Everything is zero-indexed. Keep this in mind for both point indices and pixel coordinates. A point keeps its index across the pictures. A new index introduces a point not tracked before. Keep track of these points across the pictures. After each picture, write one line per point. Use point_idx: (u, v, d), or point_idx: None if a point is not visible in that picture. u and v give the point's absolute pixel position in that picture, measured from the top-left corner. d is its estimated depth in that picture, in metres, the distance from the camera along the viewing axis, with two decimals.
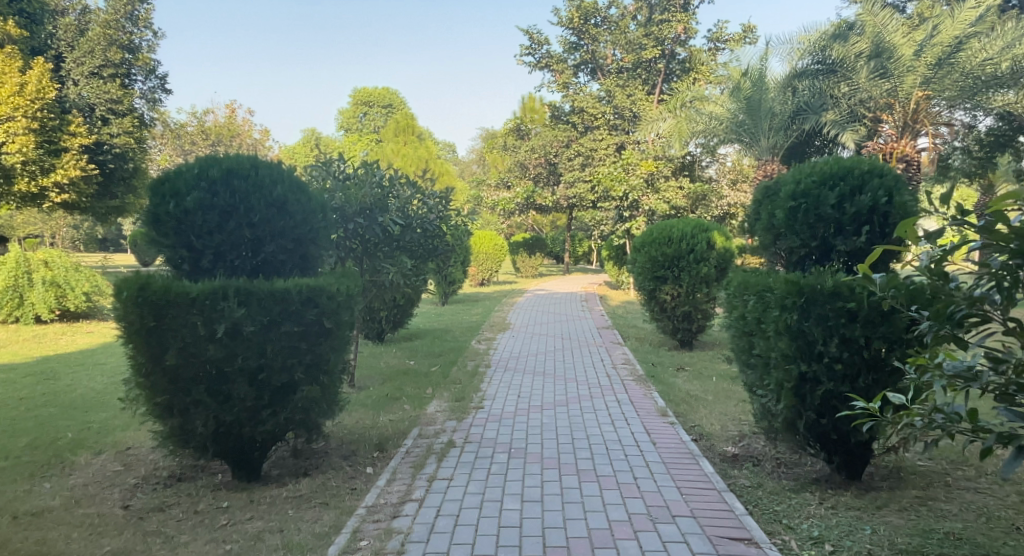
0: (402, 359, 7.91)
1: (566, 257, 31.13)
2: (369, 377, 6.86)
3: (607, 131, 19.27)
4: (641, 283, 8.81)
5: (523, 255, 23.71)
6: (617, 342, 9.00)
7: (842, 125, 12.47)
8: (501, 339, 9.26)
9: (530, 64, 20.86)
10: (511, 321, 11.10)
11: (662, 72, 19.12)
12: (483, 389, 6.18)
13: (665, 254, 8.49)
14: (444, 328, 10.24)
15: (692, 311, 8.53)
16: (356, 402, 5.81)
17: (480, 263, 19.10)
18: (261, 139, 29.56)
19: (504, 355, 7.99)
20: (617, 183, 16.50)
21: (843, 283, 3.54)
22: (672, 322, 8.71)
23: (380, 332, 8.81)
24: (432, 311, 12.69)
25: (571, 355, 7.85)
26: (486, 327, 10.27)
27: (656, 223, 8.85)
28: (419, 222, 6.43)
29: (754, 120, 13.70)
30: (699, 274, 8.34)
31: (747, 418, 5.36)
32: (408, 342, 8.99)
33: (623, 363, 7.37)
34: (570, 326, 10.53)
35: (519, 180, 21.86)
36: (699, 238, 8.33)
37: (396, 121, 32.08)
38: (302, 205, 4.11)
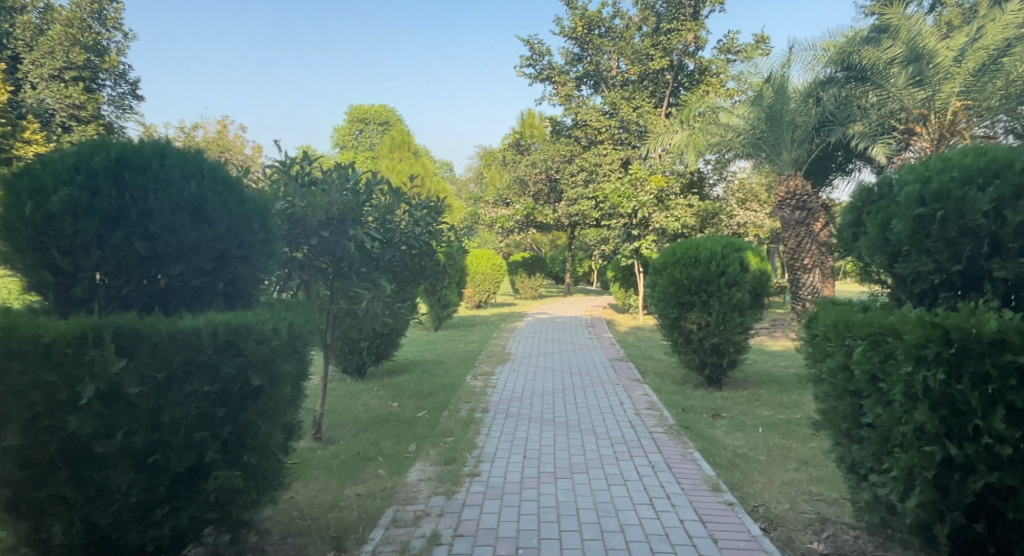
0: (383, 400, 6.70)
1: (566, 278, 29.98)
2: (340, 427, 5.64)
3: (611, 146, 18.27)
4: (663, 310, 7.63)
5: (522, 275, 22.58)
6: (635, 378, 7.76)
7: (872, 136, 11.76)
8: (501, 374, 8.02)
9: (530, 76, 19.92)
10: (511, 351, 9.86)
11: (670, 85, 18.13)
12: (479, 446, 4.95)
13: (691, 276, 7.33)
14: (435, 360, 9.05)
15: (722, 343, 7.37)
16: (318, 465, 4.59)
17: (477, 284, 17.94)
18: (252, 155, 28.55)
19: (505, 396, 6.74)
20: (625, 199, 15.34)
21: (1015, 325, 2.35)
22: (699, 356, 7.54)
23: (361, 365, 7.66)
24: (424, 338, 11.49)
25: (584, 397, 6.60)
26: (483, 358, 9.08)
27: (678, 240, 7.72)
28: (402, 238, 5.27)
29: (775, 133, 12.36)
30: (730, 300, 7.18)
31: (821, 493, 4.14)
32: (393, 377, 7.79)
33: (648, 408, 6.13)
34: (578, 357, 9.28)
35: (518, 197, 20.81)
36: (731, 258, 7.20)
37: (391, 138, 31.21)
38: (228, 210, 2.96)
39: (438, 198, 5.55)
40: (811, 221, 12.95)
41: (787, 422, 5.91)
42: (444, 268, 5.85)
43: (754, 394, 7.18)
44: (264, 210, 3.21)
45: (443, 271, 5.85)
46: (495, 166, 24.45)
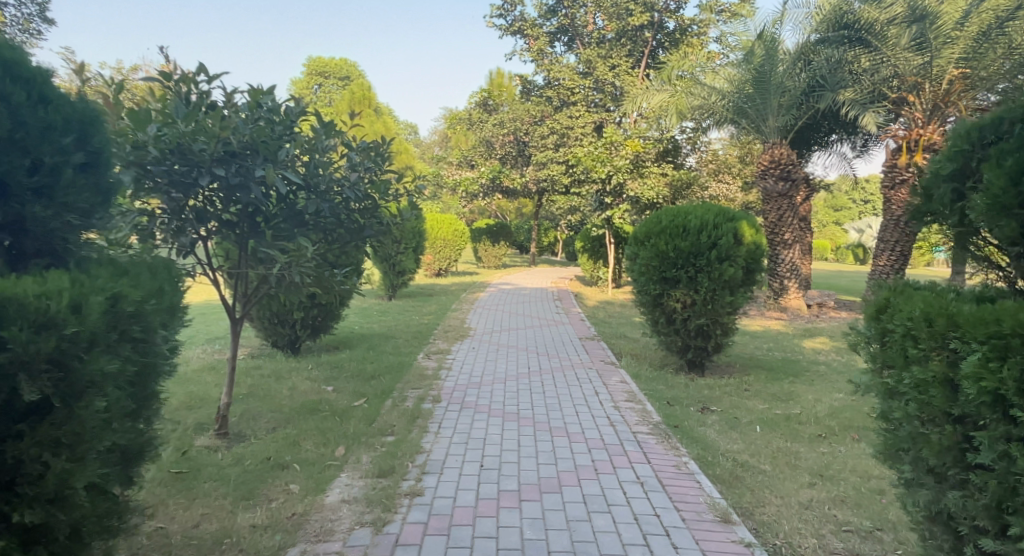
0: (315, 383, 5.64)
1: (531, 248, 29.07)
2: (257, 420, 4.58)
3: (584, 108, 17.21)
4: (645, 287, 6.75)
5: (486, 243, 21.47)
6: (610, 362, 6.88)
7: (863, 104, 11.08)
8: (459, 352, 7.04)
9: (501, 27, 18.56)
10: (471, 325, 8.87)
11: (649, 43, 17.26)
12: (427, 451, 3.95)
13: (679, 249, 6.44)
14: (384, 334, 7.99)
15: (709, 325, 6.53)
16: (213, 476, 3.53)
17: (437, 250, 16.77)
18: None
19: (461, 381, 5.77)
20: (599, 162, 14.10)
21: None
22: (682, 338, 6.70)
23: (294, 340, 6.58)
24: (374, 308, 10.38)
25: (553, 384, 5.69)
26: (439, 333, 8.08)
27: (665, 207, 6.81)
28: (334, 186, 4.13)
29: (762, 96, 11.47)
30: (721, 277, 6.31)
31: (849, 520, 3.30)
32: (332, 355, 6.72)
33: (627, 400, 5.25)
34: (545, 334, 8.36)
35: (484, 159, 19.59)
36: (726, 229, 6.31)
37: (351, 92, 29.43)
38: (8, 109, 1.90)
39: (383, 141, 4.43)
40: (793, 194, 12.19)
41: (787, 419, 5.09)
42: (392, 228, 4.75)
43: (742, 382, 6.39)
44: (87, 122, 2.12)
45: (390, 232, 4.76)
46: (461, 126, 23.08)
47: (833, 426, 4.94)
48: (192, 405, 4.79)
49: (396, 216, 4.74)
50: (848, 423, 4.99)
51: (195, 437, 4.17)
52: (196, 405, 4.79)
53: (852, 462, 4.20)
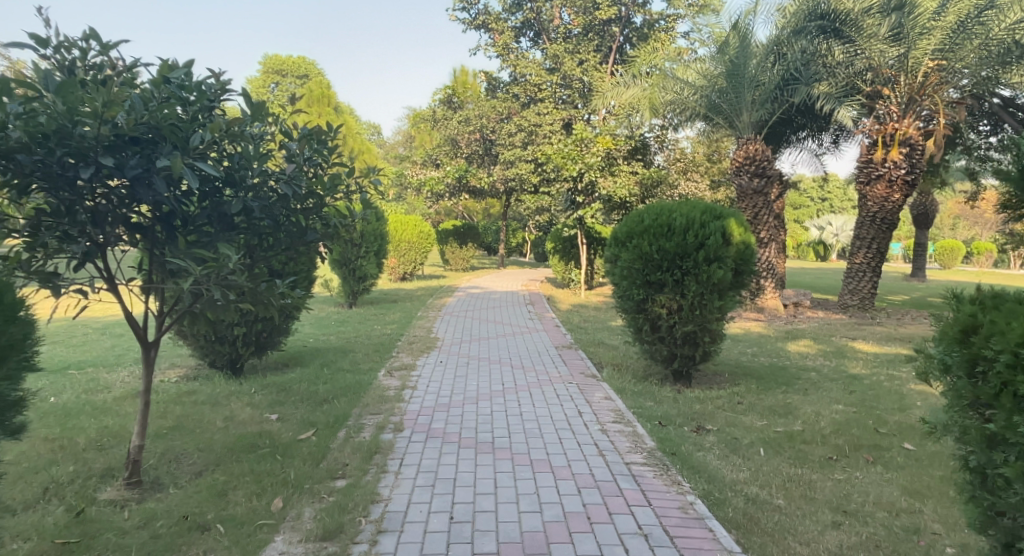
0: (257, 411, 4.90)
1: (498, 249, 28.46)
2: (181, 462, 3.84)
3: (552, 105, 16.69)
4: (627, 292, 6.20)
5: (453, 246, 20.75)
6: (590, 374, 6.29)
7: (837, 98, 10.79)
8: (423, 368, 6.36)
9: (464, 20, 17.94)
10: (437, 335, 8.19)
11: (617, 38, 17.02)
12: (386, 499, 3.28)
13: (663, 250, 5.91)
14: (341, 347, 7.25)
15: (698, 332, 6.01)
16: (110, 547, 2.79)
17: (401, 254, 15.97)
18: None
19: (426, 403, 5.10)
20: (570, 160, 13.53)
21: None
22: (667, 347, 6.17)
23: (236, 359, 5.82)
24: (332, 318, 9.59)
25: (531, 404, 5.07)
26: (403, 346, 7.39)
27: (648, 205, 6.27)
28: (267, 181, 3.42)
29: (736, 89, 11.08)
30: (710, 279, 5.80)
31: None
32: (280, 374, 5.97)
33: (614, 421, 4.66)
34: (518, 343, 7.74)
35: (449, 158, 18.82)
36: (713, 227, 5.80)
37: (309, 90, 28.36)
38: None
39: (328, 128, 3.75)
40: (769, 190, 11.83)
41: (791, 439, 4.57)
42: (341, 230, 4.04)
43: (733, 393, 5.87)
44: None
45: (339, 235, 4.05)
46: (424, 124, 22.31)
47: (842, 445, 4.44)
48: (103, 444, 4.02)
49: (345, 216, 4.03)
50: (858, 441, 4.51)
51: (98, 488, 3.41)
52: (107, 444, 4.02)
53: (874, 492, 3.69)
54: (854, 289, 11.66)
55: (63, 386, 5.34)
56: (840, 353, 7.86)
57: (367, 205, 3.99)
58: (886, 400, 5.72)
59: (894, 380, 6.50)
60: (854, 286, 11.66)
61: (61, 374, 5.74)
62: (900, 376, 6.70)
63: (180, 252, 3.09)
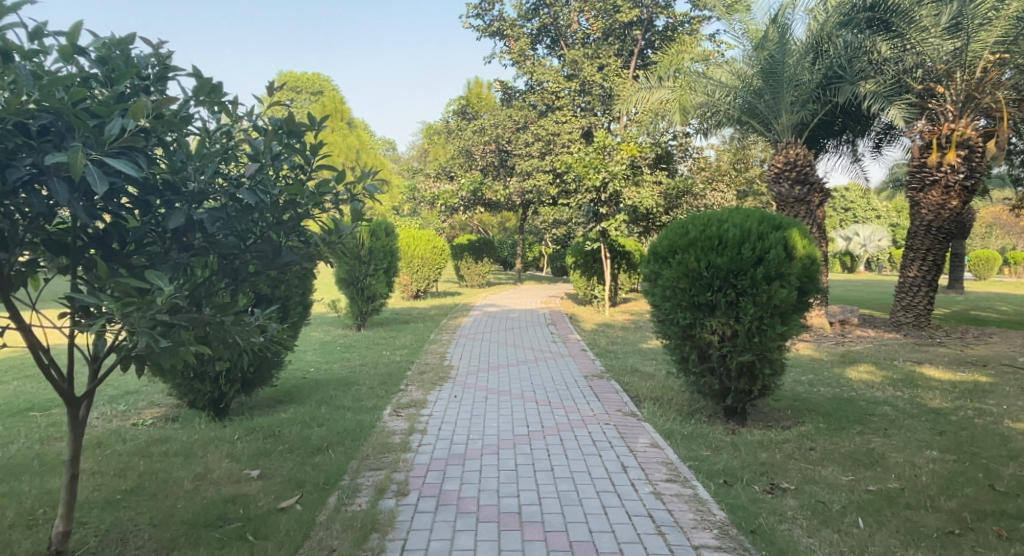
0: (236, 465, 4.09)
1: (515, 263, 27.67)
2: (126, 545, 3.02)
3: (570, 113, 15.94)
4: (671, 315, 5.34)
5: (468, 261, 20.00)
6: (628, 412, 5.38)
7: (886, 97, 9.90)
8: (434, 405, 5.51)
9: (478, 27, 17.32)
10: (452, 363, 7.36)
11: (638, 42, 16.28)
12: None
13: (713, 267, 5.05)
14: (343, 379, 6.45)
15: (756, 362, 5.12)
16: None
17: (414, 270, 15.20)
18: None
19: (437, 454, 4.26)
20: (592, 169, 12.62)
21: None
22: (718, 380, 5.30)
23: (219, 399, 5.04)
24: (337, 343, 8.81)
25: (563, 455, 4.21)
26: (413, 377, 6.56)
27: (693, 214, 5.43)
28: (222, 186, 2.63)
29: (773, 89, 10.23)
30: (772, 301, 4.92)
31: None
32: (271, 415, 5.17)
33: (667, 480, 3.79)
34: (542, 371, 6.88)
35: (463, 171, 18.11)
36: (773, 239, 4.94)
37: (321, 105, 28.04)
38: None
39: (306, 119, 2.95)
40: (812, 198, 10.90)
41: (892, 503, 3.65)
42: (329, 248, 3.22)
43: (801, 436, 4.96)
44: None
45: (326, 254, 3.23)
46: (438, 136, 21.67)
47: (958, 513, 3.52)
48: (35, 519, 3.22)
49: (333, 232, 3.21)
50: (978, 508, 3.59)
51: None
52: (40, 519, 3.23)
53: None
54: (907, 305, 10.65)
55: (15, 434, 4.57)
56: (910, 381, 6.90)
57: (358, 217, 3.17)
58: (986, 444, 4.78)
59: (986, 417, 5.53)
60: (908, 302, 10.65)
61: (20, 418, 5.00)
62: (990, 410, 5.74)
63: (104, 275, 2.25)
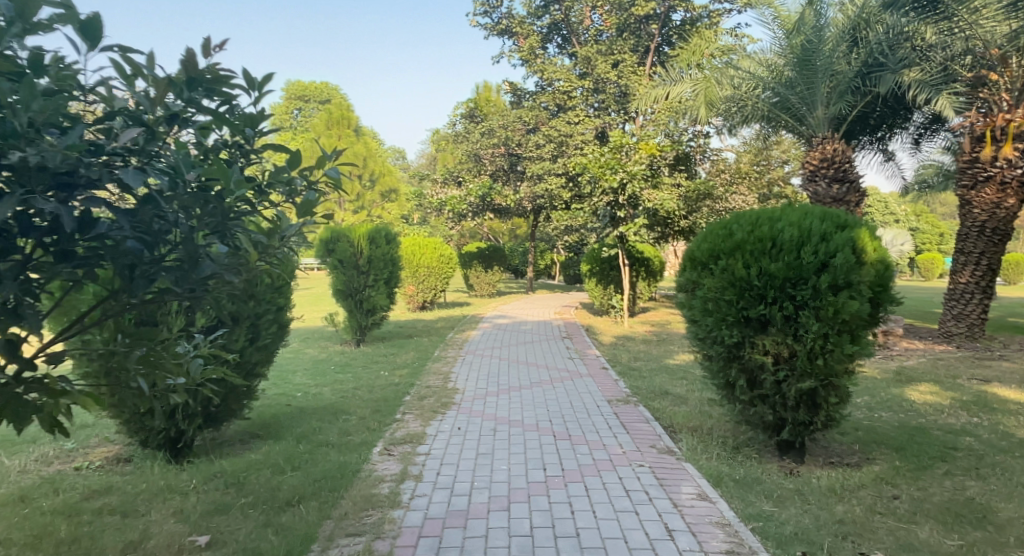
0: (182, 528, 3.27)
1: (526, 271, 26.84)
2: None
3: (583, 113, 15.16)
4: (713, 333, 4.49)
5: (477, 269, 19.20)
6: (664, 449, 4.51)
7: (932, 86, 9.05)
8: (433, 440, 4.68)
9: (486, 25, 16.61)
10: (456, 385, 6.54)
11: (654, 37, 15.48)
12: None
13: (766, 274, 4.19)
14: (331, 407, 5.63)
15: (819, 389, 4.25)
16: None
17: (419, 280, 14.40)
18: None
19: (433, 512, 3.42)
20: (609, 170, 11.80)
21: None
22: (772, 411, 4.43)
23: (178, 438, 4.26)
24: (332, 362, 8.00)
25: (590, 514, 3.35)
26: (411, 404, 5.73)
27: (739, 213, 4.60)
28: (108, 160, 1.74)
29: (808, 79, 9.39)
30: (840, 314, 4.05)
31: None
32: (239, 457, 4.37)
33: (728, 553, 2.92)
34: (559, 395, 6.02)
35: (471, 175, 17.31)
36: (840, 240, 4.08)
37: (327, 112, 27.47)
38: None
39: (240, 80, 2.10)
40: (851, 198, 9.99)
41: None
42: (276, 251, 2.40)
43: (878, 479, 4.07)
44: None
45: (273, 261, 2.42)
46: (446, 141, 20.95)
47: None
48: None
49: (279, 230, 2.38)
50: None
51: None
52: None
53: None
54: (958, 314, 9.69)
55: None
56: (984, 404, 5.95)
57: (311, 212, 2.34)
58: None
59: None
60: (959, 311, 9.68)
61: None
62: None
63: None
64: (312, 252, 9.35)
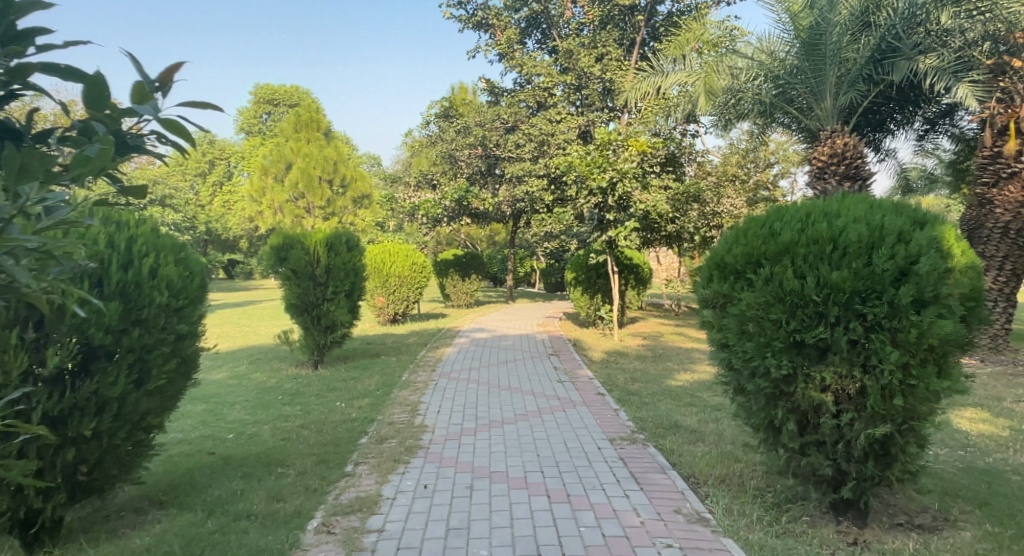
0: None
1: (505, 279, 25.83)
2: None
3: (565, 110, 14.25)
4: (752, 363, 3.47)
5: (454, 279, 18.08)
6: (692, 515, 3.46)
7: (951, 73, 8.35)
8: (389, 508, 3.55)
9: (460, 18, 15.60)
10: (427, 418, 5.46)
11: (639, 30, 14.62)
12: None
13: (827, 286, 3.20)
14: (266, 456, 4.49)
15: (895, 436, 3.24)
16: None
17: (390, 291, 13.23)
18: None
19: None
20: (596, 168, 10.80)
21: None
22: (831, 463, 3.41)
23: (32, 519, 3.04)
24: (281, 390, 6.82)
25: None
26: (366, 449, 4.60)
27: (781, 208, 3.63)
28: None
29: (816, 66, 8.70)
30: (927, 337, 3.04)
31: None
32: (124, 541, 3.21)
33: None
34: (550, 432, 4.96)
35: (447, 177, 16.19)
36: (924, 240, 3.09)
37: (296, 114, 26.18)
38: None
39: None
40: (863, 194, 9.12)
41: None
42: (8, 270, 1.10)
43: None
44: None
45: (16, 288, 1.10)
46: (420, 142, 19.86)
47: None
48: None
49: None
50: None
51: None
52: None
53: None
54: None
55: None
56: None
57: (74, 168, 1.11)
58: None
59: None
60: None
61: None
62: None
63: None
64: (263, 262, 8.16)
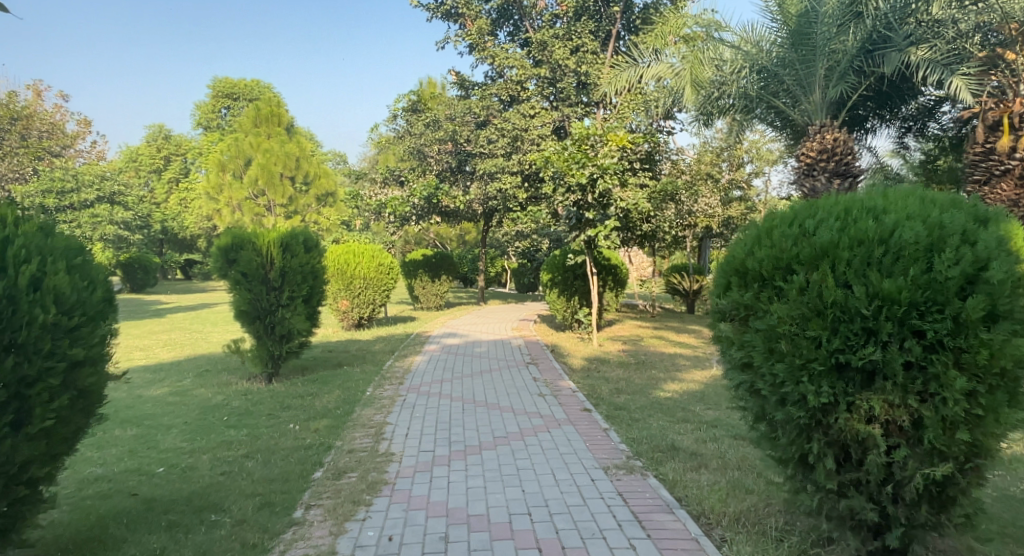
0: None
1: (476, 280, 25.14)
2: None
3: (538, 104, 13.64)
4: (783, 388, 2.92)
5: (423, 280, 17.32)
6: None
7: (943, 64, 8.06)
8: None
9: (428, 6, 14.88)
10: (393, 443, 4.79)
11: (615, 22, 14.14)
12: None
13: (877, 297, 2.65)
14: (198, 500, 3.75)
15: (953, 475, 2.70)
16: None
17: (355, 294, 12.43)
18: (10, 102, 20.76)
19: None
20: (574, 163, 10.22)
21: None
22: (874, 505, 2.86)
23: None
24: (227, 409, 6.03)
25: None
26: (321, 487, 3.91)
27: (813, 204, 3.09)
28: None
29: (804, 58, 8.36)
30: (999, 357, 2.51)
31: None
32: None
33: None
34: (534, 459, 4.37)
35: (415, 174, 15.44)
36: (992, 241, 2.56)
37: (256, 108, 25.07)
38: None
39: None
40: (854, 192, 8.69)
41: None
42: None
43: None
44: None
45: None
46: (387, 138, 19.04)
47: None
48: None
49: None
50: None
51: None
52: None
53: None
54: None
55: None
56: None
57: None
58: None
59: None
60: None
61: None
62: None
63: None
64: (209, 266, 7.34)
